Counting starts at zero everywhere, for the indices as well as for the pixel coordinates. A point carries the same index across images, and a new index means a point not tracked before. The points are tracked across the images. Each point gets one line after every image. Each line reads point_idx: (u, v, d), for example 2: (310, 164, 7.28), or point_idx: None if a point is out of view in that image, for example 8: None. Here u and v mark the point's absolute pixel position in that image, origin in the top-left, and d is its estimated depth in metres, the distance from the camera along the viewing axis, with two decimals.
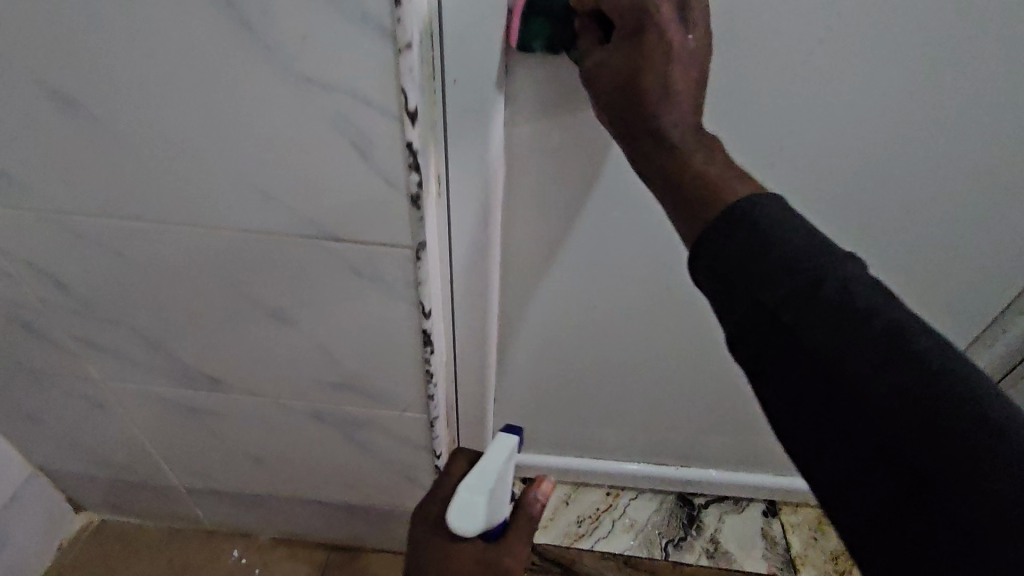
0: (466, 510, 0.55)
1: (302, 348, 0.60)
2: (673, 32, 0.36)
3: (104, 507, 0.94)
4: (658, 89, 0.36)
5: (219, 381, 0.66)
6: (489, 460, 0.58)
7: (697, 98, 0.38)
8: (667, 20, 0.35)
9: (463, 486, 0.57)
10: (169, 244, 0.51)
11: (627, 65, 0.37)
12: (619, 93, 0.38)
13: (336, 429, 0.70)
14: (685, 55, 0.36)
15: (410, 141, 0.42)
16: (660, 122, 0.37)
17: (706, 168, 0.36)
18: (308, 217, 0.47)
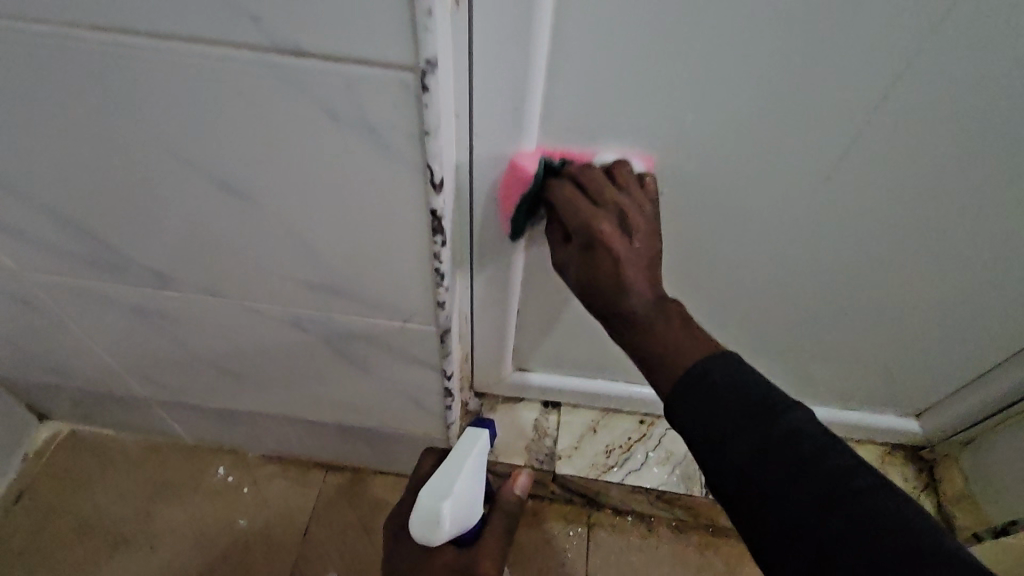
0: (430, 518, 0.44)
1: (267, 233, 0.45)
2: (615, 243, 0.41)
3: (73, 415, 0.84)
4: (613, 282, 0.42)
5: (168, 276, 0.51)
6: (453, 462, 0.48)
7: (653, 270, 0.43)
8: (610, 231, 0.41)
9: (423, 493, 0.46)
10: (49, 62, 0.34)
11: (587, 268, 0.43)
12: (586, 282, 0.44)
13: (321, 341, 0.57)
14: (633, 249, 0.42)
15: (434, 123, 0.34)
16: (623, 306, 0.42)
17: (660, 337, 0.41)
18: (249, 8, 0.30)
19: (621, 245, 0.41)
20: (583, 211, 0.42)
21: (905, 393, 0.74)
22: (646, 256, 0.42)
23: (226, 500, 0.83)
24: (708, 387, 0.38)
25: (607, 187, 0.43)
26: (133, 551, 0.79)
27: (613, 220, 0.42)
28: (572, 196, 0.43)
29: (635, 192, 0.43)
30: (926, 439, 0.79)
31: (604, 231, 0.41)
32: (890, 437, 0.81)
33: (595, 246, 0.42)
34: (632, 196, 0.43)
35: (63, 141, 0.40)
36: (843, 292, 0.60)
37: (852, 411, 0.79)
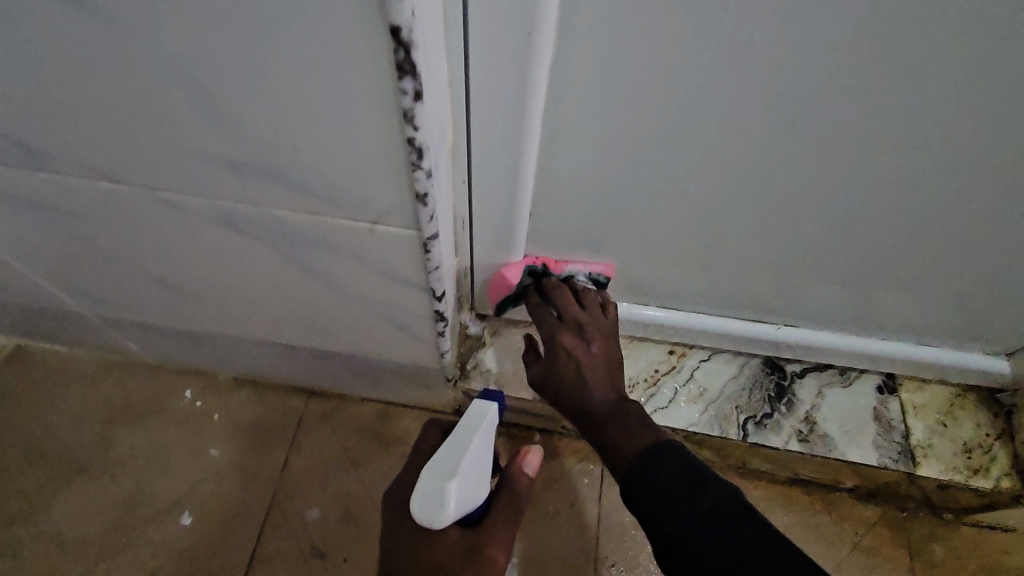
0: (436, 495, 0.40)
1: (157, 77, 0.30)
2: (576, 350, 0.52)
3: (13, 330, 0.73)
4: (575, 384, 0.51)
5: (42, 154, 0.37)
6: (458, 435, 0.44)
7: (609, 371, 0.51)
8: (570, 339, 0.52)
9: (426, 469, 0.42)
10: None
11: (555, 374, 0.52)
12: (555, 386, 0.53)
13: (267, 246, 0.43)
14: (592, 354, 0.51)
15: (421, 188, 0.33)
16: (584, 404, 0.50)
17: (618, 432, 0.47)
18: None
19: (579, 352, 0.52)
20: (550, 325, 0.53)
21: (999, 323, 0.60)
22: (600, 357, 0.52)
23: (194, 427, 0.73)
24: (649, 460, 0.43)
25: (573, 305, 0.54)
26: (91, 481, 0.69)
27: (573, 331, 0.52)
28: (546, 311, 0.54)
29: (596, 310, 0.54)
30: (1009, 379, 0.66)
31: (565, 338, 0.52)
32: (965, 377, 0.68)
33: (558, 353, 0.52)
34: (593, 314, 0.53)
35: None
36: (963, 185, 0.45)
37: (929, 347, 0.66)
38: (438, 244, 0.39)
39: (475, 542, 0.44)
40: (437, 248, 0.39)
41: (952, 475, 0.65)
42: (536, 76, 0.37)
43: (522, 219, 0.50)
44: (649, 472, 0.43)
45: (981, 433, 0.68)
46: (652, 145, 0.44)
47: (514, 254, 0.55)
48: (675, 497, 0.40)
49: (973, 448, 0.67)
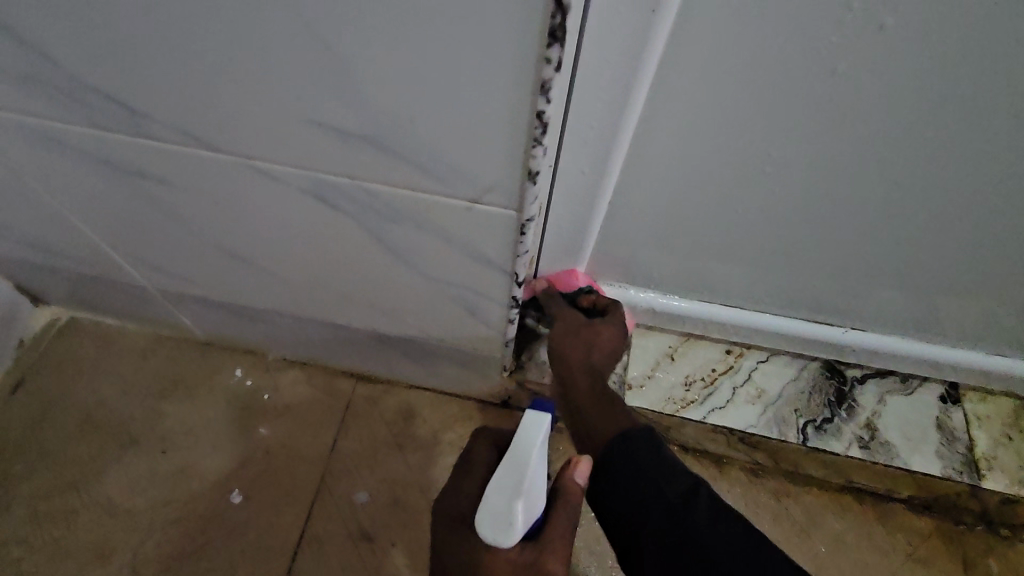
0: (501, 518, 0.40)
1: (289, 40, 0.30)
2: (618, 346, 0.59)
3: (70, 300, 0.74)
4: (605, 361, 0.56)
5: (150, 115, 0.37)
6: (516, 448, 0.42)
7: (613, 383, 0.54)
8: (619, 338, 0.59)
9: (488, 492, 0.41)
10: None
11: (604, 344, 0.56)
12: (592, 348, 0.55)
13: (356, 222, 0.42)
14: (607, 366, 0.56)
15: (536, 166, 0.32)
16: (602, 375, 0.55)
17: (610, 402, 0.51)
18: None
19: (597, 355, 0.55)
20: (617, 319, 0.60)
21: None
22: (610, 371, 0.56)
23: (243, 407, 0.73)
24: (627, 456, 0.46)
25: None
26: (142, 452, 0.70)
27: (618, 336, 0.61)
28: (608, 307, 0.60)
29: None
30: None
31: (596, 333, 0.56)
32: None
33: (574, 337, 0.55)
34: None
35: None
36: None
37: (999, 358, 0.64)
38: (532, 227, 0.38)
39: (535, 554, 0.40)
40: (532, 231, 0.38)
41: (1018, 491, 0.63)
42: (649, 59, 0.36)
43: (602, 208, 0.49)
44: (629, 459, 0.46)
45: None
46: (751, 135, 0.43)
47: (586, 241, 0.54)
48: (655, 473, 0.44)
49: None
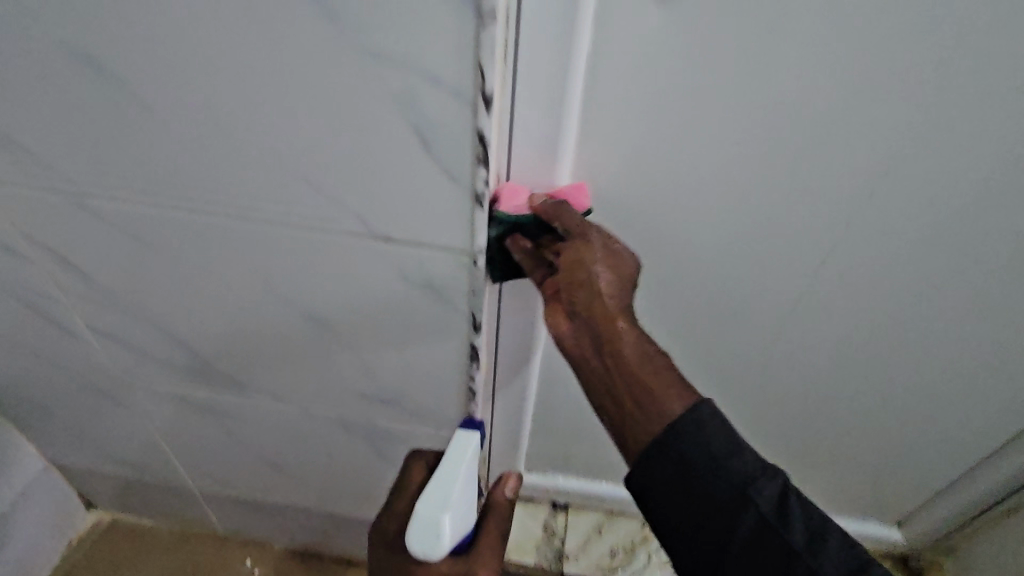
0: (429, 536, 0.45)
1: (339, 356, 0.55)
2: (617, 276, 0.40)
3: (116, 504, 0.91)
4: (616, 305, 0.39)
5: (243, 386, 0.61)
6: (447, 466, 0.48)
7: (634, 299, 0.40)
8: (613, 278, 0.40)
9: (430, 484, 0.47)
10: (192, 235, 0.46)
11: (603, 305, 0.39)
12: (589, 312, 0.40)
13: (364, 440, 0.65)
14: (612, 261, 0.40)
15: (472, 409, 0.57)
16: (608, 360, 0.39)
17: (638, 390, 0.38)
18: (352, 209, 0.41)
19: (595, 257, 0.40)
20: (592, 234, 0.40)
21: (895, 505, 0.78)
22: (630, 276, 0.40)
23: None
24: (681, 460, 0.37)
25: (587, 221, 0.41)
26: None
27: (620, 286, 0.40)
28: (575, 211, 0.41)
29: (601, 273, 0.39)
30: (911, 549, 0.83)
31: (584, 268, 0.39)
32: (880, 545, 0.84)
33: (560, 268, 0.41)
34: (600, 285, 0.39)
35: (185, 278, 0.50)
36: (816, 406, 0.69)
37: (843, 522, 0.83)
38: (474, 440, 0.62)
39: None
40: None
41: None
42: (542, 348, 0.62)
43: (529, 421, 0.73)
44: (687, 486, 0.37)
45: None
46: None
47: (524, 420, 0.68)
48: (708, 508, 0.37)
49: None
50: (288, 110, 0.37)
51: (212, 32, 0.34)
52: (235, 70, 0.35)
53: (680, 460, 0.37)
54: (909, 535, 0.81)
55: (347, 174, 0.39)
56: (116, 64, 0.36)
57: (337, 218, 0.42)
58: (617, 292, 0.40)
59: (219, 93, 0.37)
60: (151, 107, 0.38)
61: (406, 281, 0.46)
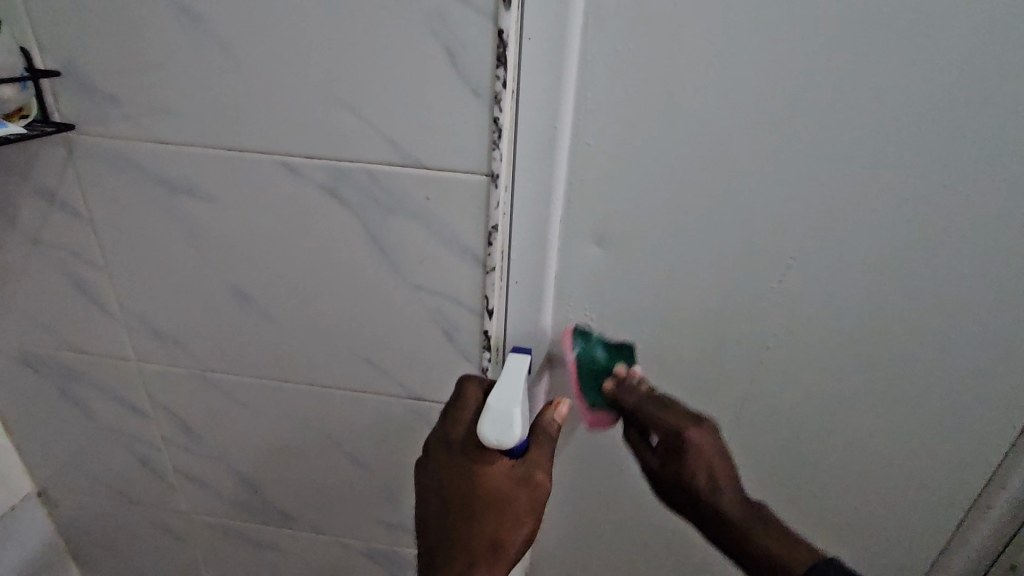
0: (502, 423, 0.47)
1: (373, 490, 0.69)
2: (716, 443, 0.55)
3: None
4: (723, 459, 0.55)
5: (290, 517, 0.74)
6: (510, 371, 0.51)
7: (728, 464, 0.55)
8: (713, 443, 0.55)
9: (496, 387, 0.50)
10: (277, 398, 0.63)
11: (719, 467, 0.55)
12: (715, 478, 0.54)
13: (386, 569, 0.76)
14: (708, 442, 0.54)
15: None
16: (730, 503, 0.54)
17: (768, 532, 0.54)
18: (397, 379, 0.59)
19: (693, 441, 0.54)
20: (676, 415, 0.56)
21: None
22: (714, 441, 0.55)
23: None
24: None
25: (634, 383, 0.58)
26: None
27: (720, 451, 0.55)
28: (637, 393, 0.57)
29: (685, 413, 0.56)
30: None
31: (701, 450, 0.54)
32: None
33: (671, 441, 0.55)
34: (713, 454, 0.54)
35: (265, 428, 0.66)
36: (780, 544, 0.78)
37: None
38: None
39: None
40: None
41: None
42: None
43: None
44: None
45: None
46: None
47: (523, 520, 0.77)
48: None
49: None
50: (363, 318, 0.56)
51: (318, 270, 0.54)
52: (331, 295, 0.55)
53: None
54: None
55: (396, 356, 0.58)
56: (253, 292, 0.56)
57: (386, 384, 0.60)
58: (716, 453, 0.55)
59: (318, 308, 0.56)
60: (269, 315, 0.57)
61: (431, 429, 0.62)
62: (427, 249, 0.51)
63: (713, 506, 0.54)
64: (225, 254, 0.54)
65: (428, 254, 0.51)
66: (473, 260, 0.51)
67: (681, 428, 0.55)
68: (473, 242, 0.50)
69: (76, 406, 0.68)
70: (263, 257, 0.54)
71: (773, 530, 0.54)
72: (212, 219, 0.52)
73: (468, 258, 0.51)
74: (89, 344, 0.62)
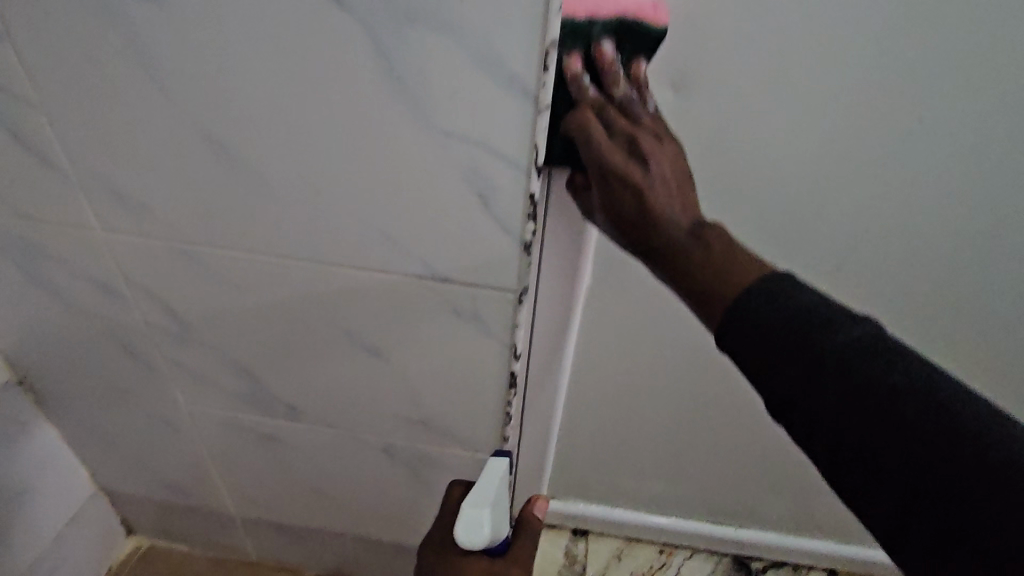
0: (474, 524, 0.56)
1: (393, 385, 0.61)
2: (673, 177, 0.40)
3: (155, 531, 0.96)
4: (682, 186, 0.40)
5: (299, 411, 0.67)
6: (485, 478, 0.59)
7: (687, 200, 0.40)
8: (665, 166, 0.40)
9: (472, 493, 0.59)
10: (274, 278, 0.53)
11: (677, 200, 0.40)
12: (664, 218, 0.39)
13: (405, 464, 0.71)
14: (656, 143, 0.40)
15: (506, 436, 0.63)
16: (675, 231, 0.39)
17: (711, 252, 0.38)
18: (418, 256, 0.49)
19: (615, 124, 0.40)
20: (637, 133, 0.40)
21: None
22: (676, 170, 0.41)
23: None
24: (826, 372, 0.32)
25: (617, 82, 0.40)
26: None
27: (677, 176, 0.40)
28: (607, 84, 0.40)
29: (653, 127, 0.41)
30: None
31: (654, 169, 0.39)
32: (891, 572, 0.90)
33: (619, 161, 0.39)
34: (670, 186, 0.40)
35: (262, 313, 0.57)
36: None
37: (851, 546, 0.89)
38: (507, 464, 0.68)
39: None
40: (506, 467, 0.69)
41: None
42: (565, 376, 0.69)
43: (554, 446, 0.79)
44: (839, 387, 0.32)
45: None
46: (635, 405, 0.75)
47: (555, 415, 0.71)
48: (858, 415, 0.31)
49: None
50: (373, 176, 0.44)
51: (314, 109, 0.41)
52: (331, 146, 0.43)
53: (769, 305, 0.34)
54: None
55: (416, 227, 0.47)
56: (231, 142, 0.44)
57: (404, 262, 0.49)
58: (669, 185, 0.40)
59: (318, 168, 0.44)
60: (256, 172, 0.45)
61: (459, 319, 0.53)
62: (460, 78, 0.38)
63: (662, 245, 0.39)
64: (194, 87, 0.41)
65: (460, 86, 0.38)
66: (521, 95, 0.38)
67: (640, 142, 0.40)
68: (522, 68, 0.37)
69: (41, 284, 0.58)
70: (242, 90, 0.41)
71: (736, 254, 0.38)
72: (169, 33, 0.39)
73: (514, 92, 0.38)
74: (41, 209, 0.51)
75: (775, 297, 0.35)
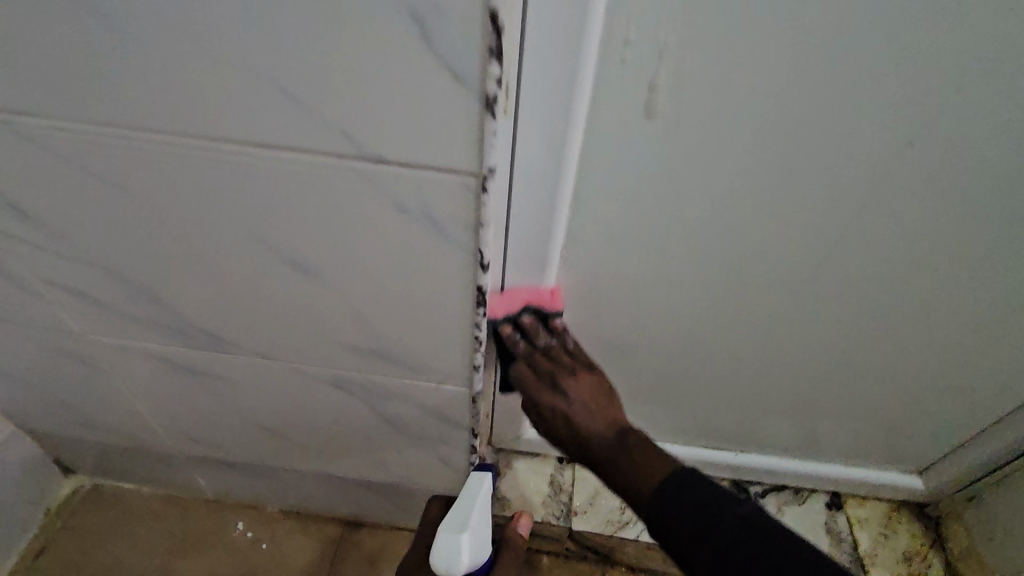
0: (450, 553, 0.51)
1: (329, 307, 0.48)
2: (597, 397, 0.51)
3: (97, 471, 0.87)
4: (606, 404, 0.51)
5: (221, 342, 0.54)
6: (465, 497, 0.55)
7: (609, 402, 0.52)
8: (586, 395, 0.51)
9: (450, 513, 0.54)
10: (145, 162, 0.39)
11: (601, 416, 0.50)
12: (591, 425, 0.50)
13: (360, 399, 0.60)
14: (573, 379, 0.52)
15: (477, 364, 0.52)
16: (604, 438, 0.49)
17: (633, 436, 0.48)
18: (336, 124, 0.34)
19: (542, 366, 0.53)
20: (563, 377, 0.52)
21: (919, 447, 0.77)
22: (598, 385, 0.53)
23: (246, 556, 0.85)
24: (715, 539, 0.39)
25: (541, 334, 0.55)
26: None
27: (600, 389, 0.52)
28: (537, 335, 0.55)
29: (578, 359, 0.55)
30: (917, 491, 0.83)
31: (576, 394, 0.51)
32: (895, 493, 0.85)
33: (549, 396, 0.52)
34: (594, 409, 0.51)
35: (143, 214, 0.42)
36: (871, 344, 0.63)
37: (858, 468, 0.82)
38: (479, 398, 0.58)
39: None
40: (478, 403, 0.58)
41: None
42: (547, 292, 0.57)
43: None
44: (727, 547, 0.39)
45: (915, 543, 0.83)
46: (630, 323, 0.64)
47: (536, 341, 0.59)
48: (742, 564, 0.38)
49: (911, 557, 0.82)
50: None
51: None
52: None
53: (677, 490, 0.42)
54: (938, 474, 0.80)
55: (329, 76, 0.32)
56: None
57: (318, 133, 0.35)
58: (593, 408, 0.51)
59: None
60: None
61: (403, 217, 0.39)
62: None
63: (589, 453, 0.49)
64: None
65: None
66: None
67: (565, 391, 0.51)
68: None
69: None
70: None
71: (652, 454, 0.46)
72: None
73: None
74: None
75: (683, 495, 0.42)
